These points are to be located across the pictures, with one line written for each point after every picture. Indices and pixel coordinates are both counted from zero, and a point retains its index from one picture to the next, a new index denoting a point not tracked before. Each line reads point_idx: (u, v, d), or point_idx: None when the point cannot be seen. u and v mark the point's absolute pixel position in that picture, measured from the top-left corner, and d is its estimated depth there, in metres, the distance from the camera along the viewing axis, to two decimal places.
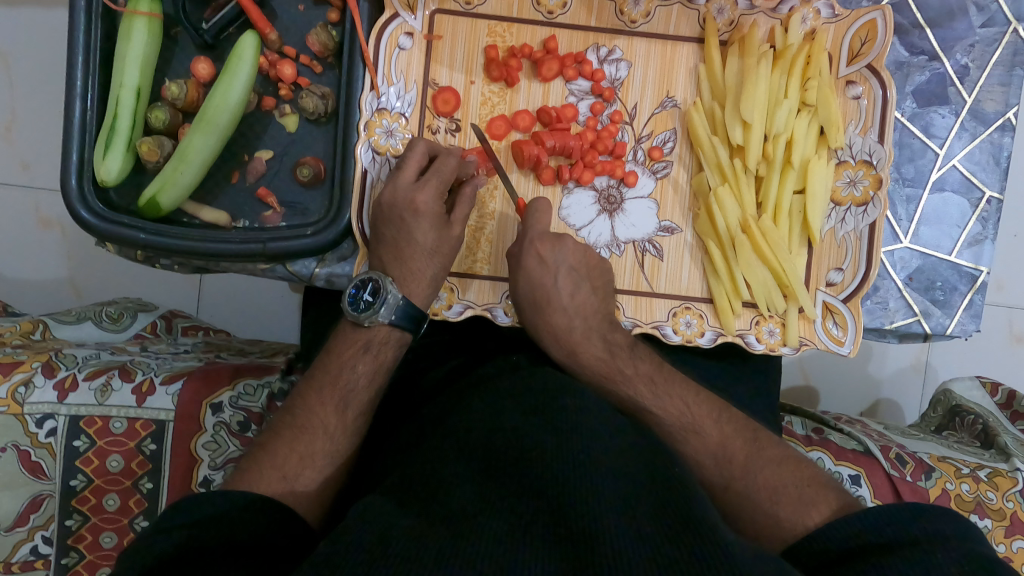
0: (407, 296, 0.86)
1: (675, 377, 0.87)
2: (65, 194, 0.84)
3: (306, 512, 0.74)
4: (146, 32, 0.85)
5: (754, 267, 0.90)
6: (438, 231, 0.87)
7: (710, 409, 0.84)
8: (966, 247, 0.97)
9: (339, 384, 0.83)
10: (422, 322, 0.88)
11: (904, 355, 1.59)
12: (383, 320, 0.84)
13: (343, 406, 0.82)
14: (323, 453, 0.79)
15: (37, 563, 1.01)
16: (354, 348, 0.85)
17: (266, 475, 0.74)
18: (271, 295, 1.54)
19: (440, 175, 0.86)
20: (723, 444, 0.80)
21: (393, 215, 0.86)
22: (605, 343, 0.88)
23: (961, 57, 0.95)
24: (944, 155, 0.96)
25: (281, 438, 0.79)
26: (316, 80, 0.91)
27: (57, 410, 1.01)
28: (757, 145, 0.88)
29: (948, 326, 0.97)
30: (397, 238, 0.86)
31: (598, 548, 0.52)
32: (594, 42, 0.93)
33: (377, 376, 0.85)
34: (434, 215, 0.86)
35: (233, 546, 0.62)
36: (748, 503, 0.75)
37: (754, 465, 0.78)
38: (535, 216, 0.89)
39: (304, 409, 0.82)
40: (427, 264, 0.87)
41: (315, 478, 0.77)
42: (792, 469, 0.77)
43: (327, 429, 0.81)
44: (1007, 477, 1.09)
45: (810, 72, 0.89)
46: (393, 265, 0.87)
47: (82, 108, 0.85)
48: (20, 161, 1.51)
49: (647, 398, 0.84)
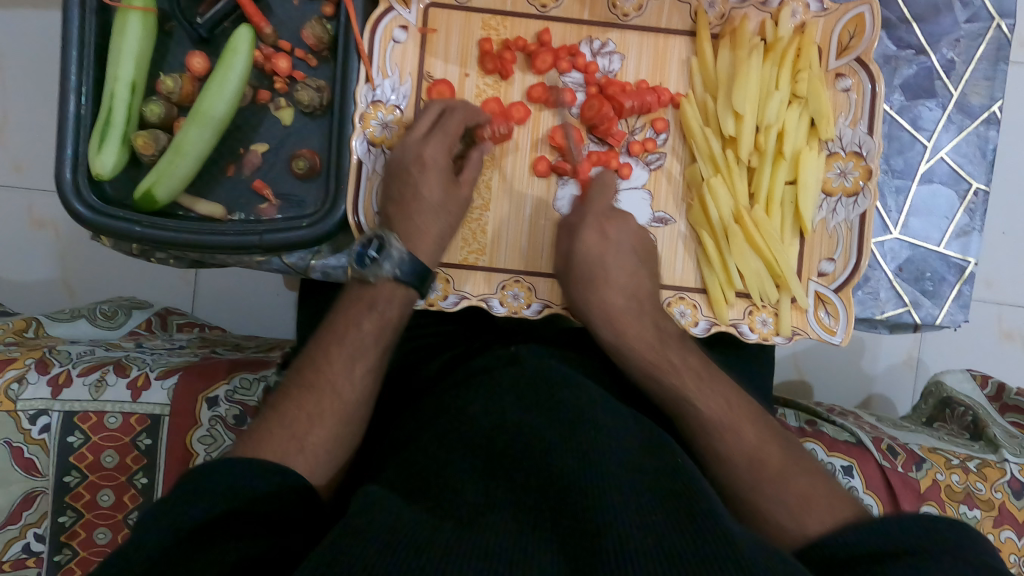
0: (412, 251, 0.86)
1: (698, 362, 0.86)
2: (60, 188, 0.84)
3: (317, 484, 0.72)
4: (141, 26, 0.85)
5: (748, 256, 0.90)
6: (446, 188, 0.89)
7: (749, 412, 0.82)
8: (955, 239, 0.99)
9: (346, 342, 0.82)
10: (428, 280, 0.88)
11: (896, 349, 1.60)
12: (388, 274, 0.85)
13: (351, 362, 0.81)
14: (330, 413, 0.77)
15: (29, 561, 1.01)
16: (360, 307, 0.84)
17: (277, 434, 0.73)
18: (266, 292, 1.54)
19: (446, 131, 0.88)
20: (760, 450, 0.77)
21: (402, 170, 0.88)
22: (656, 330, 0.88)
23: (947, 51, 0.96)
24: (932, 147, 0.98)
25: (289, 398, 0.78)
26: (311, 74, 0.92)
27: (50, 406, 1.01)
28: (749, 136, 0.89)
29: (937, 316, 0.99)
30: (404, 194, 0.88)
31: (600, 547, 0.52)
32: (587, 35, 0.94)
33: (384, 333, 0.85)
34: (442, 170, 0.88)
35: (239, 516, 0.61)
36: (770, 504, 0.72)
37: (789, 472, 0.75)
38: (600, 188, 0.93)
39: (313, 369, 0.81)
40: (434, 220, 0.88)
41: (325, 437, 0.75)
42: (822, 483, 0.74)
43: (336, 389, 0.79)
44: (995, 468, 1.11)
45: (801, 64, 0.90)
46: (399, 220, 0.87)
47: (76, 102, 0.85)
48: (13, 161, 1.51)
49: (691, 390, 0.83)
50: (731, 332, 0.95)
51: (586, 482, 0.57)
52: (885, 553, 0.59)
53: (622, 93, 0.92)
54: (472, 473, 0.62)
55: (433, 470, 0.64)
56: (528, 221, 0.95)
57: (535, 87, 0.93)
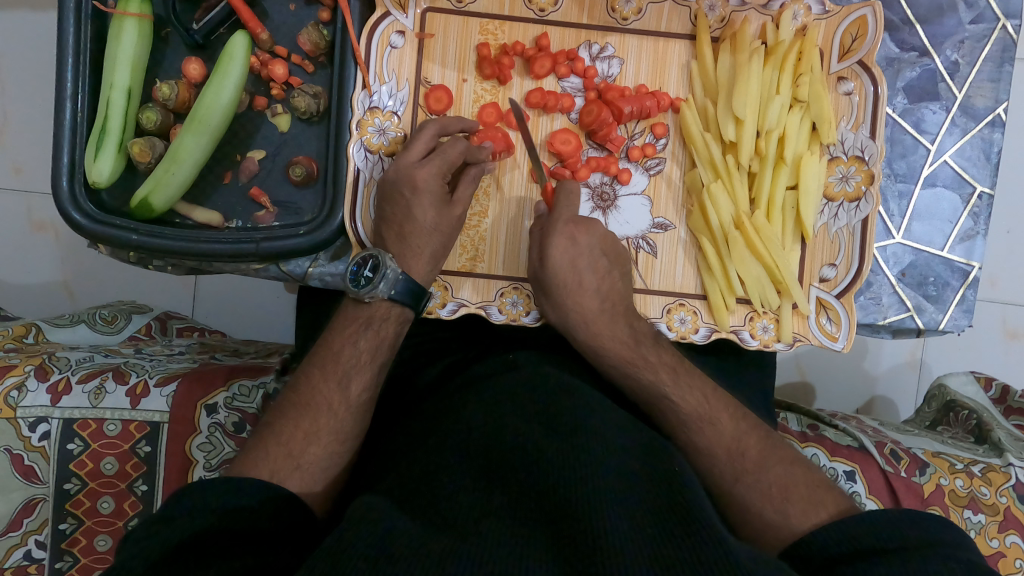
0: (407, 271, 0.86)
1: (687, 369, 0.87)
2: (57, 195, 0.84)
3: (311, 497, 0.74)
4: (136, 33, 0.85)
5: (748, 263, 0.89)
6: (439, 210, 0.87)
7: (727, 404, 0.83)
8: (959, 243, 0.98)
9: (341, 362, 0.83)
10: (422, 299, 0.87)
11: (899, 351, 1.59)
12: (383, 295, 0.84)
13: (347, 381, 0.82)
14: (327, 430, 0.78)
15: (31, 568, 1.01)
16: (356, 326, 0.85)
17: (272, 454, 0.75)
18: (266, 295, 1.54)
19: (444, 158, 0.86)
20: (737, 439, 0.80)
21: (395, 193, 0.86)
22: (630, 330, 0.88)
23: (952, 53, 0.95)
24: (936, 150, 0.96)
25: (286, 416, 0.79)
26: (307, 80, 0.91)
27: (50, 414, 1.00)
28: (750, 141, 0.88)
29: (941, 321, 0.98)
30: (397, 215, 0.86)
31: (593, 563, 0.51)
32: (586, 39, 0.93)
33: (379, 351, 0.85)
34: (435, 194, 0.86)
35: (230, 532, 0.61)
36: (764, 507, 0.73)
37: (767, 461, 0.77)
38: (566, 197, 0.89)
39: (308, 387, 0.81)
40: (428, 241, 0.87)
41: (320, 455, 0.77)
42: (802, 471, 0.76)
43: (331, 407, 0.80)
44: (1000, 472, 1.10)
45: (802, 68, 0.89)
46: (394, 243, 0.87)
47: (72, 109, 0.84)
48: (14, 164, 1.51)
49: (666, 383, 0.84)
50: (732, 339, 0.95)
51: (582, 498, 0.56)
52: (885, 560, 0.58)
53: (621, 99, 0.91)
54: (470, 486, 0.61)
55: (431, 478, 0.64)
56: (525, 225, 0.95)
57: (534, 92, 0.92)
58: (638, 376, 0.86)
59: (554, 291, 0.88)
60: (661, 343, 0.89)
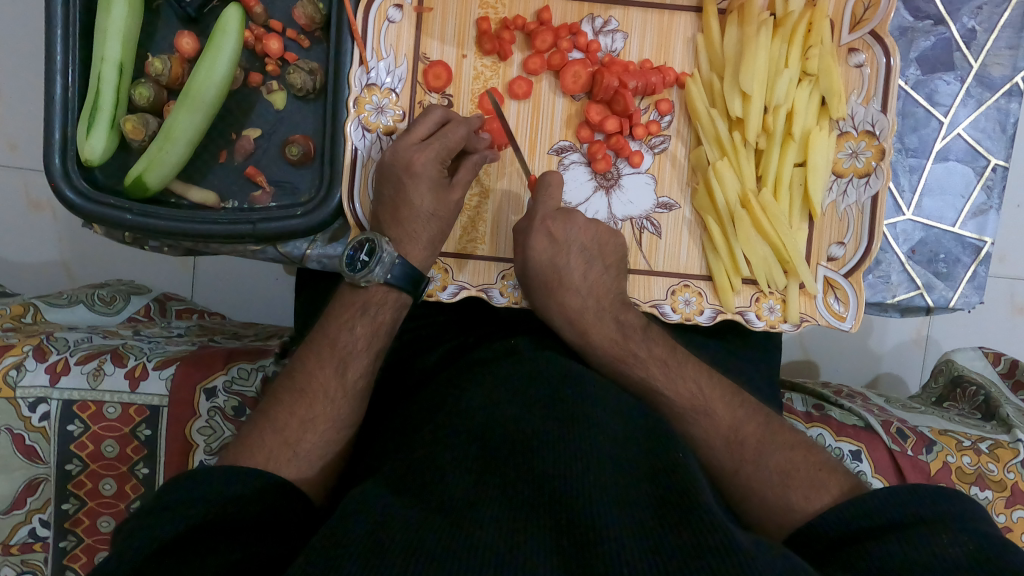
0: (403, 256, 0.85)
1: (681, 360, 0.85)
2: (49, 174, 0.82)
3: (309, 481, 0.74)
4: (127, 5, 0.82)
5: (753, 242, 0.88)
6: (437, 194, 0.85)
7: (723, 389, 0.83)
8: (971, 218, 0.96)
9: (337, 347, 0.82)
10: (421, 283, 0.86)
11: (904, 329, 1.58)
12: (379, 279, 0.83)
13: (343, 367, 0.81)
14: (323, 418, 0.77)
15: (35, 546, 1.01)
16: (351, 311, 0.84)
17: (267, 442, 0.74)
18: (266, 276, 1.53)
19: (444, 142, 0.84)
20: (735, 428, 0.79)
21: (391, 175, 0.84)
22: (627, 321, 0.87)
23: (968, 20, 0.92)
24: (949, 123, 0.94)
25: (280, 403, 0.78)
26: (304, 55, 0.89)
27: (49, 394, 1.00)
28: (757, 118, 0.86)
29: (951, 298, 0.96)
30: (395, 198, 0.85)
31: (601, 548, 0.50)
32: (589, 13, 0.91)
33: (376, 337, 0.84)
34: (433, 179, 0.85)
35: (215, 525, 0.59)
36: (777, 507, 0.72)
37: (767, 447, 0.77)
38: (544, 188, 0.88)
39: (303, 372, 0.81)
40: (423, 227, 0.86)
41: (316, 443, 0.76)
42: (805, 454, 0.76)
43: (327, 393, 0.79)
44: (1008, 448, 1.08)
45: (812, 40, 0.86)
46: (390, 226, 0.85)
47: (63, 84, 0.82)
48: (8, 141, 1.49)
49: (657, 376, 0.84)
50: (737, 320, 0.93)
51: (587, 488, 0.55)
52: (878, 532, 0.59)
53: (624, 73, 0.88)
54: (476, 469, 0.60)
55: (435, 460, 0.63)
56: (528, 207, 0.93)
57: (533, 60, 0.89)
58: (632, 368, 0.84)
59: (538, 290, 0.87)
60: (654, 335, 0.87)
